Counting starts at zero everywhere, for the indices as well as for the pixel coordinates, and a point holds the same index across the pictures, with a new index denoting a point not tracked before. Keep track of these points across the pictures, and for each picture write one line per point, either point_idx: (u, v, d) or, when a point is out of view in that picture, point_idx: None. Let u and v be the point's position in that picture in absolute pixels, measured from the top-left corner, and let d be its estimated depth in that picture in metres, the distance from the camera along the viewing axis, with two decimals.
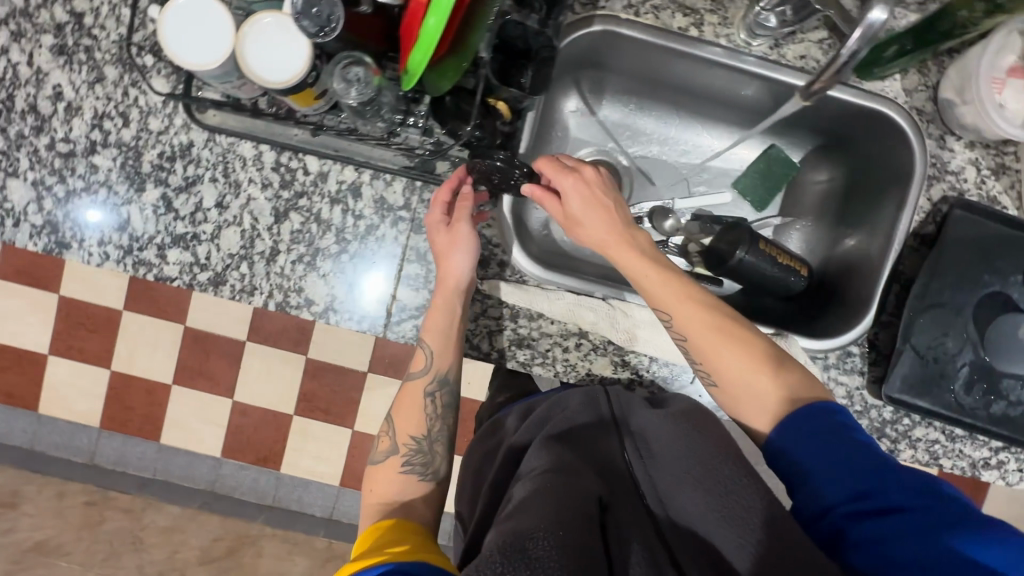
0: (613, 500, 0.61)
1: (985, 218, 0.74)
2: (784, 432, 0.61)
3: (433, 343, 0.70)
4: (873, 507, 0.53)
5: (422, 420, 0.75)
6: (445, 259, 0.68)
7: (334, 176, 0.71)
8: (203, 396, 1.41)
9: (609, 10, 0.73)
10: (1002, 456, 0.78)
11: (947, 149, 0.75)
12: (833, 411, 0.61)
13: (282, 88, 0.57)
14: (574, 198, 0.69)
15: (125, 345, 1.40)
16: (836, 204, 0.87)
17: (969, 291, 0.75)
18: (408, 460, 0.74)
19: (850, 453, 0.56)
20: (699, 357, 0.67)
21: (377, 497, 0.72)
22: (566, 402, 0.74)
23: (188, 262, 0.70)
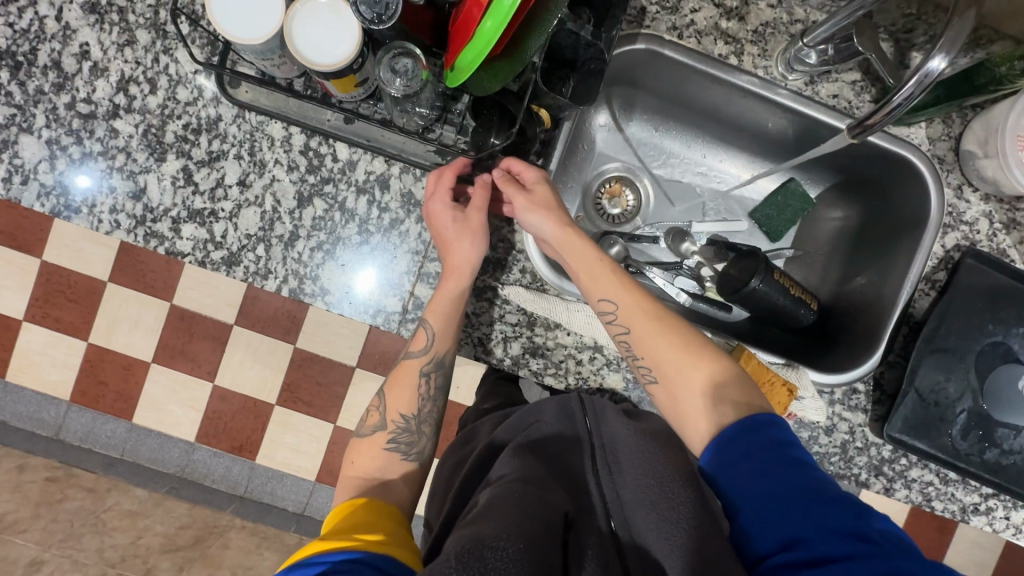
0: (579, 516, 0.60)
1: (996, 270, 0.76)
2: (722, 447, 0.61)
3: (437, 324, 0.68)
4: (805, 555, 0.50)
5: (413, 400, 0.72)
6: (452, 247, 0.67)
7: (363, 165, 0.69)
8: (182, 378, 1.37)
9: (653, 30, 0.74)
10: (991, 503, 0.80)
11: (964, 199, 0.78)
12: (771, 429, 0.60)
13: (326, 72, 0.55)
14: (542, 186, 0.70)
15: (105, 318, 1.35)
16: (848, 242, 0.89)
17: (974, 339, 0.77)
18: (394, 438, 0.71)
19: (782, 490, 0.54)
20: (640, 351, 0.68)
21: (355, 470, 0.70)
22: (541, 411, 0.74)
23: (203, 239, 0.68)
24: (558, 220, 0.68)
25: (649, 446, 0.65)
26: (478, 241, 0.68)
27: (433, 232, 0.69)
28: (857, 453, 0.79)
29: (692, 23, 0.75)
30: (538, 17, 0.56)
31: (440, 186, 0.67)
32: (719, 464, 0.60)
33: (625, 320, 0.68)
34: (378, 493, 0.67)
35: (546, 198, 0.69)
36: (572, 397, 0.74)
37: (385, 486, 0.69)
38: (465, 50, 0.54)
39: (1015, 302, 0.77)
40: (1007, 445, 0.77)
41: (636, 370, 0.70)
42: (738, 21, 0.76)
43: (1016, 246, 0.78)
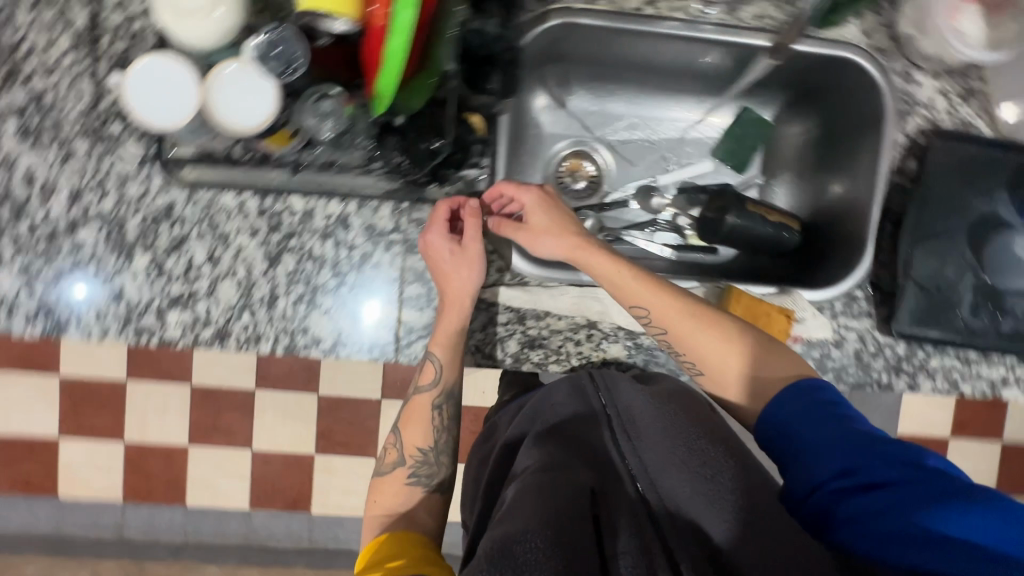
0: (610, 488, 0.61)
1: (964, 144, 0.75)
2: (771, 410, 0.62)
3: (442, 353, 0.70)
4: (856, 484, 0.53)
5: (427, 432, 0.75)
6: (453, 276, 0.68)
7: (320, 211, 0.70)
8: (222, 451, 1.40)
9: (563, 4, 0.74)
10: (1019, 372, 0.79)
11: (914, 82, 0.76)
12: (815, 386, 0.62)
13: (251, 132, 0.57)
14: (540, 213, 0.70)
15: (134, 415, 1.38)
16: (814, 151, 0.88)
17: (959, 217, 0.76)
18: (414, 471, 0.74)
19: (834, 434, 0.57)
20: (682, 347, 0.69)
21: (380, 508, 0.72)
22: (553, 395, 0.75)
23: (190, 321, 0.70)
24: (570, 243, 0.69)
25: (667, 408, 0.65)
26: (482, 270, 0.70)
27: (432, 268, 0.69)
28: (873, 358, 0.78)
29: None
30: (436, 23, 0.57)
31: (438, 219, 0.68)
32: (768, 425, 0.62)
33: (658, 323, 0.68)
34: (400, 524, 0.70)
35: (547, 224, 0.70)
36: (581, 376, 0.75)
37: (409, 517, 0.71)
38: (380, 81, 0.55)
39: (990, 170, 0.76)
40: (1019, 312, 0.77)
41: (679, 362, 0.71)
42: None
43: (979, 115, 0.76)
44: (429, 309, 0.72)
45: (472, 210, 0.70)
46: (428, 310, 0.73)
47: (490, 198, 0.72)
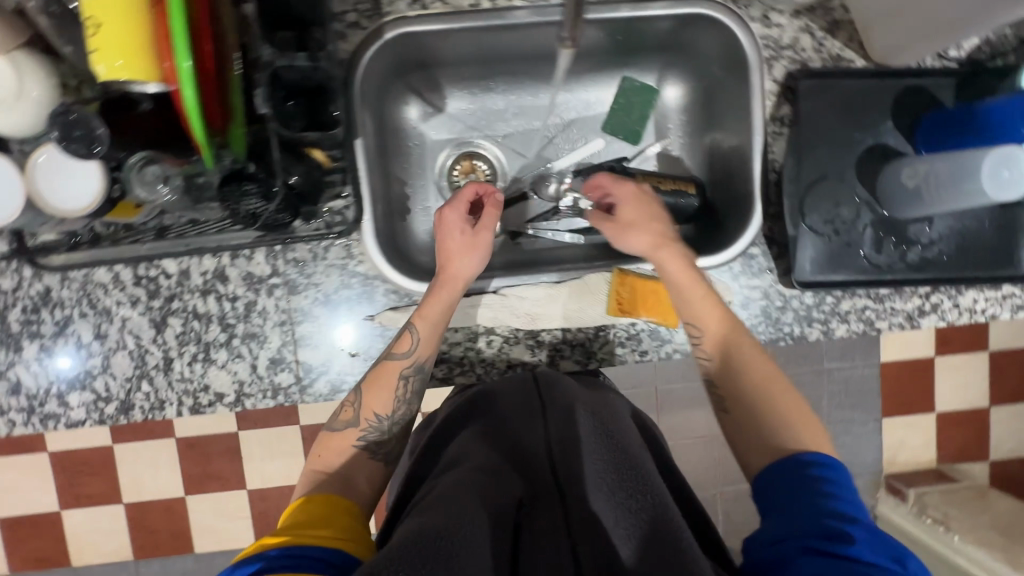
0: (535, 501, 0.57)
1: (837, 79, 0.73)
2: (773, 466, 0.57)
3: (423, 328, 0.68)
4: (814, 543, 0.47)
5: (389, 402, 0.68)
6: (458, 258, 0.71)
7: (195, 269, 0.70)
8: (218, 496, 1.43)
9: (395, 12, 0.70)
10: (934, 299, 0.77)
11: (774, 25, 0.73)
12: (815, 464, 0.56)
13: (88, 211, 0.58)
14: (630, 206, 0.75)
15: (127, 475, 1.41)
16: (699, 110, 0.86)
17: (847, 155, 0.74)
18: (364, 435, 0.67)
19: (818, 506, 0.51)
20: (721, 380, 0.66)
21: (321, 464, 0.65)
22: (501, 395, 0.70)
23: (92, 400, 0.71)
24: (654, 236, 0.72)
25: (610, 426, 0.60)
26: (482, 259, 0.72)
27: (442, 243, 0.72)
28: (781, 313, 0.76)
29: None
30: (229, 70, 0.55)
31: (460, 198, 0.74)
32: (764, 484, 0.57)
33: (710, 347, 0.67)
34: (337, 487, 0.63)
35: (633, 215, 0.74)
36: (526, 378, 0.72)
37: (348, 483, 0.64)
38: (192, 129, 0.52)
39: (870, 99, 0.74)
40: (925, 239, 0.76)
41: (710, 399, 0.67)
42: None
43: (848, 46, 0.74)
44: (324, 345, 0.72)
45: (494, 197, 0.75)
46: (323, 346, 0.72)
47: (595, 192, 0.79)
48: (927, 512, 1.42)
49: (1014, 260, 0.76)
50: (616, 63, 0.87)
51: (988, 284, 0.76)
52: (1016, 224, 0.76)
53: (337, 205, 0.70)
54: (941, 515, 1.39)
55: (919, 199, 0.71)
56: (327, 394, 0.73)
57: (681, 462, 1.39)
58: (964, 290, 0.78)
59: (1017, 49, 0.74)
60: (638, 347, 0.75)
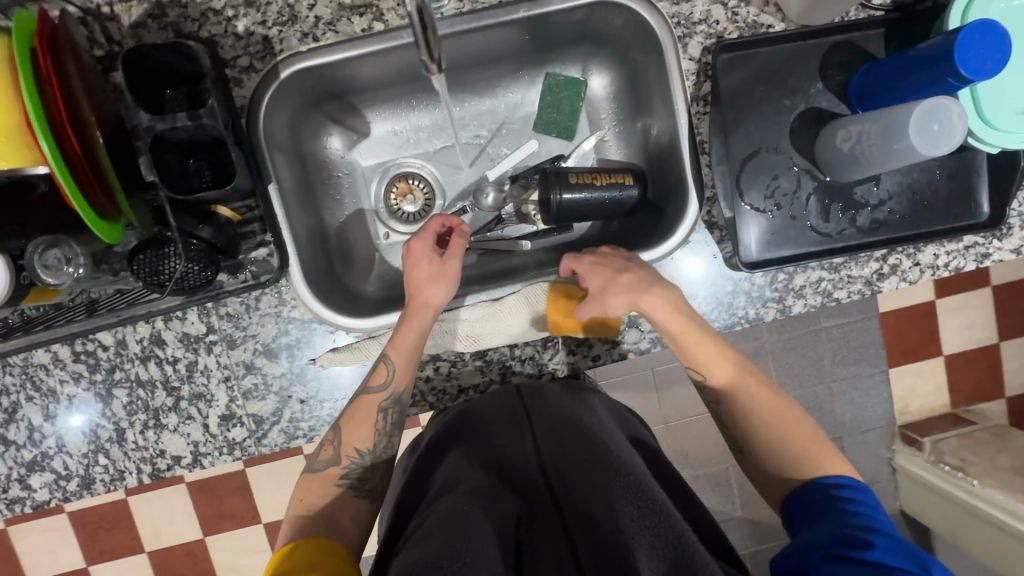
0: (535, 518, 0.55)
1: (755, 48, 0.69)
2: (800, 491, 0.62)
3: (399, 359, 0.67)
4: (834, 551, 0.51)
5: (369, 435, 0.67)
6: (429, 286, 0.70)
7: (131, 337, 0.70)
8: (235, 534, 1.41)
9: (288, 49, 0.67)
10: (892, 260, 0.74)
11: (683, 1, 0.70)
12: (836, 484, 0.60)
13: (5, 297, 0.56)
14: (597, 274, 0.71)
15: (147, 524, 1.39)
16: (628, 97, 0.83)
17: (778, 124, 0.71)
18: (346, 473, 0.67)
19: (838, 522, 0.55)
20: (730, 417, 0.69)
21: (302, 508, 0.64)
22: (481, 408, 0.69)
23: (53, 480, 0.71)
24: (630, 295, 0.68)
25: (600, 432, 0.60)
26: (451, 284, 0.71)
27: (410, 272, 0.71)
28: (732, 298, 0.74)
29: (318, 20, 0.67)
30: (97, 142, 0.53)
31: (427, 230, 0.73)
32: (795, 502, 0.61)
33: (715, 389, 0.70)
34: (320, 528, 0.61)
35: (601, 281, 0.70)
36: (511, 393, 0.70)
37: (330, 521, 0.62)
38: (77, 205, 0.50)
39: (794, 64, 0.70)
40: (873, 200, 0.72)
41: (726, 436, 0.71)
42: None
43: (764, 11, 0.70)
44: (270, 395, 0.71)
45: (460, 228, 0.74)
46: (270, 396, 0.71)
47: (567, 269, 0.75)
48: (945, 458, 1.33)
49: (970, 207, 0.73)
50: (536, 62, 0.84)
51: (946, 237, 0.73)
52: (969, 170, 0.72)
53: (260, 254, 0.68)
54: (958, 461, 1.30)
55: (855, 162, 0.65)
56: (282, 443, 0.72)
57: (688, 440, 1.36)
58: (924, 246, 0.74)
59: None
60: (589, 352, 0.75)
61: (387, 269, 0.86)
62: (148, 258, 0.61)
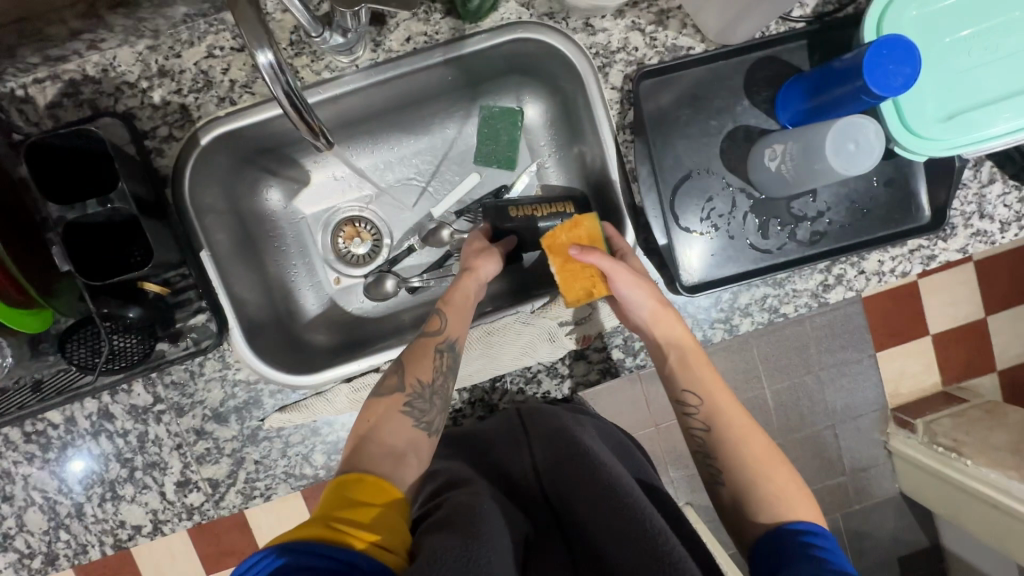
0: (536, 537, 0.59)
1: (675, 71, 0.69)
2: (771, 535, 0.56)
3: (451, 313, 0.67)
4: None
5: (429, 367, 0.63)
6: (484, 262, 0.71)
7: (80, 413, 0.70)
8: None
9: (205, 115, 0.67)
10: (837, 271, 0.73)
11: (599, 30, 0.69)
12: (803, 530, 0.55)
13: None
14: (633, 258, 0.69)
15: None
16: (563, 122, 0.82)
17: (707, 145, 0.70)
18: (410, 402, 0.61)
19: (814, 564, 0.50)
20: (715, 451, 0.63)
21: (366, 430, 0.59)
22: (484, 431, 0.70)
23: (17, 558, 0.72)
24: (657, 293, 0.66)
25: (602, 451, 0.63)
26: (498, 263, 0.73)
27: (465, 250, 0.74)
28: None
29: (234, 82, 0.67)
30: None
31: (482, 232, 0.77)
32: (761, 554, 0.56)
33: (706, 415, 0.63)
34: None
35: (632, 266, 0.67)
36: (510, 412, 0.71)
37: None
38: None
39: (717, 84, 0.70)
40: (811, 213, 0.72)
41: (703, 471, 0.64)
42: None
43: (684, 32, 0.69)
44: (224, 458, 0.72)
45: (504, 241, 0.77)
46: (224, 460, 0.72)
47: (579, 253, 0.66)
48: (938, 440, 1.15)
49: (909, 211, 0.72)
50: (468, 96, 0.83)
51: (888, 244, 0.72)
52: (905, 173, 0.72)
53: (198, 322, 0.68)
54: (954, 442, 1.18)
55: (784, 182, 0.66)
56: (239, 504, 0.72)
57: None
58: (868, 254, 0.73)
59: None
60: (539, 388, 0.74)
61: (338, 313, 0.85)
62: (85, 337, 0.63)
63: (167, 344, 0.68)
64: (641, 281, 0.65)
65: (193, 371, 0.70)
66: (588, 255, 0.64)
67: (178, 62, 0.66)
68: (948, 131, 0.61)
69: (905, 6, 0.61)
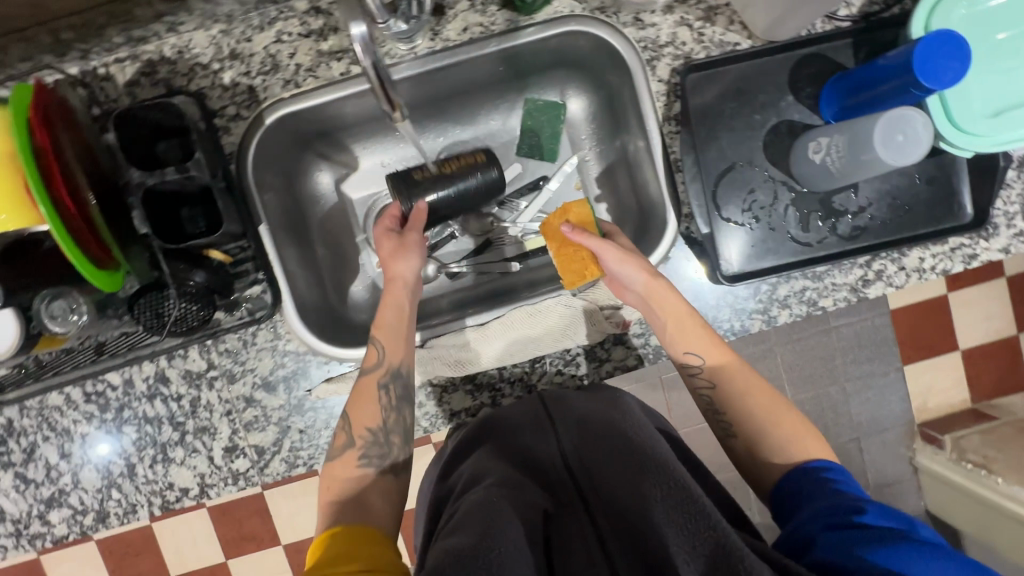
0: (560, 513, 0.59)
1: (721, 66, 0.71)
2: (787, 478, 0.61)
3: (382, 334, 0.70)
4: (834, 521, 0.52)
5: (376, 412, 0.68)
6: (394, 262, 0.73)
7: (138, 376, 0.73)
8: (254, 556, 1.36)
9: (271, 96, 0.71)
10: (876, 266, 0.74)
11: (648, 25, 0.71)
12: (820, 468, 0.60)
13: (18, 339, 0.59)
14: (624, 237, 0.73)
15: (170, 549, 1.35)
16: (605, 116, 0.85)
17: (751, 137, 0.72)
18: (365, 453, 0.67)
19: (830, 496, 0.56)
20: (723, 405, 0.68)
21: (335, 494, 0.64)
22: (506, 414, 0.72)
23: (70, 514, 0.75)
24: (650, 268, 0.69)
25: (625, 429, 0.63)
26: (412, 252, 0.74)
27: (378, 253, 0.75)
28: (717, 312, 0.74)
29: (299, 67, 0.70)
30: (90, 202, 0.56)
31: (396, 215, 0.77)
32: (781, 494, 0.61)
33: (710, 373, 0.68)
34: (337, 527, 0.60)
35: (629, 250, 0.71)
36: (535, 399, 0.73)
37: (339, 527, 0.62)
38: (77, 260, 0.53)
39: (762, 79, 0.71)
40: (852, 207, 0.73)
41: (715, 426, 0.69)
42: (335, 34, 0.70)
43: (731, 29, 0.71)
44: (271, 426, 0.74)
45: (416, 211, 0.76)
46: (270, 427, 0.74)
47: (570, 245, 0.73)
48: (967, 456, 1.29)
49: (952, 209, 0.73)
50: (515, 88, 0.85)
51: (930, 241, 0.72)
52: (949, 171, 0.72)
53: (254, 292, 0.72)
54: (981, 458, 1.29)
55: (828, 175, 0.67)
56: (283, 472, 0.75)
57: (704, 445, 1.33)
58: (908, 250, 0.74)
59: None
60: (577, 371, 0.76)
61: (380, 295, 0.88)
62: (149, 302, 0.67)
63: (225, 313, 0.71)
64: (627, 258, 0.69)
65: (245, 340, 0.73)
66: (579, 232, 0.70)
67: (249, 46, 0.70)
68: (995, 127, 0.62)
69: (954, 4, 0.63)
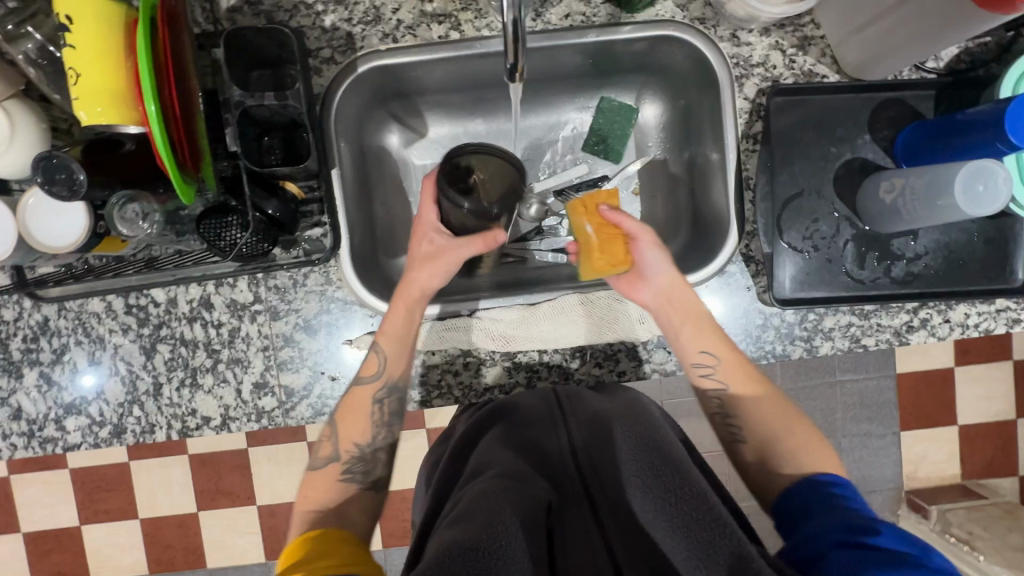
0: (563, 506, 0.58)
1: (807, 95, 0.73)
2: (794, 491, 0.59)
3: (388, 346, 0.69)
4: (841, 536, 0.48)
5: (366, 427, 0.68)
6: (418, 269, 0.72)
7: (182, 297, 0.73)
8: (228, 512, 1.33)
9: (368, 46, 0.72)
10: (922, 315, 0.75)
11: (743, 43, 0.74)
12: (828, 482, 0.57)
13: (87, 225, 0.62)
14: None
15: (143, 490, 1.32)
16: (676, 129, 0.86)
17: (823, 168, 0.74)
18: (348, 469, 0.66)
19: (835, 513, 0.52)
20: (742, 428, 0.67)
21: (310, 504, 0.63)
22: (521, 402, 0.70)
23: (86, 424, 0.74)
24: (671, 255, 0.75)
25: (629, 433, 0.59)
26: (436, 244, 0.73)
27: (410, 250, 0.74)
28: (762, 331, 0.75)
29: (400, 23, 0.72)
30: (195, 108, 0.57)
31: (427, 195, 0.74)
32: (785, 508, 0.58)
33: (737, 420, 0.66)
34: (332, 522, 0.60)
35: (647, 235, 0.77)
36: (548, 391, 0.72)
37: (341, 515, 0.62)
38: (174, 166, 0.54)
39: (844, 114, 0.73)
40: (910, 253, 0.74)
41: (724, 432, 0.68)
42: None
43: (822, 62, 0.74)
44: (305, 367, 0.74)
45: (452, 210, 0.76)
46: (304, 369, 0.74)
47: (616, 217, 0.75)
48: (951, 529, 1.29)
49: (1003, 272, 0.74)
50: (594, 84, 0.86)
51: (980, 298, 0.74)
52: (1008, 235, 0.74)
53: (315, 232, 0.72)
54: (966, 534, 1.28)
55: (897, 215, 0.69)
56: (308, 417, 0.74)
57: None
58: (956, 304, 0.75)
59: (998, 58, 0.72)
60: (616, 366, 0.77)
61: None
62: (212, 223, 0.64)
63: (281, 249, 0.72)
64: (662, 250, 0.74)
65: (297, 279, 0.73)
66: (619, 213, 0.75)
67: None
68: None
69: None
